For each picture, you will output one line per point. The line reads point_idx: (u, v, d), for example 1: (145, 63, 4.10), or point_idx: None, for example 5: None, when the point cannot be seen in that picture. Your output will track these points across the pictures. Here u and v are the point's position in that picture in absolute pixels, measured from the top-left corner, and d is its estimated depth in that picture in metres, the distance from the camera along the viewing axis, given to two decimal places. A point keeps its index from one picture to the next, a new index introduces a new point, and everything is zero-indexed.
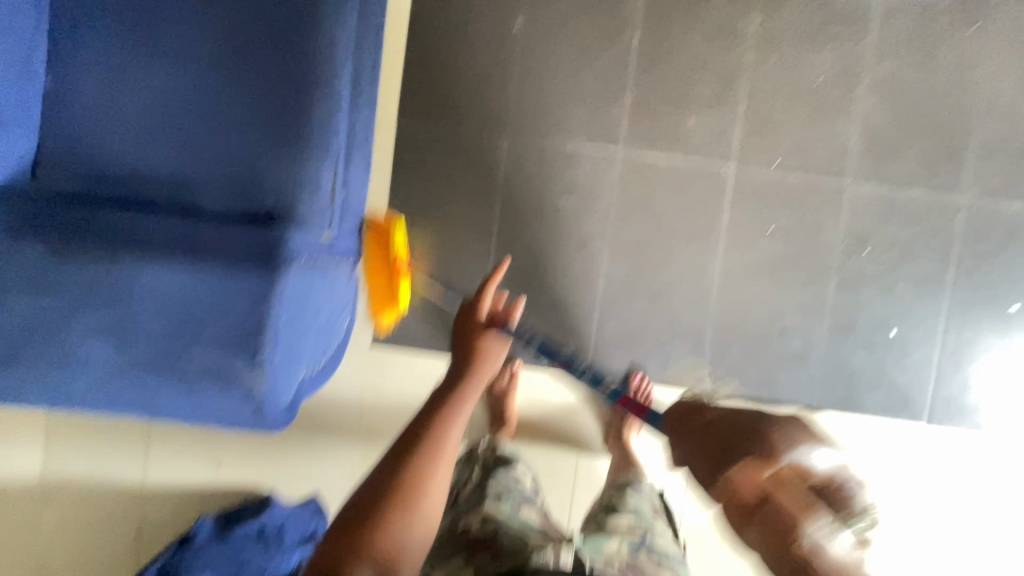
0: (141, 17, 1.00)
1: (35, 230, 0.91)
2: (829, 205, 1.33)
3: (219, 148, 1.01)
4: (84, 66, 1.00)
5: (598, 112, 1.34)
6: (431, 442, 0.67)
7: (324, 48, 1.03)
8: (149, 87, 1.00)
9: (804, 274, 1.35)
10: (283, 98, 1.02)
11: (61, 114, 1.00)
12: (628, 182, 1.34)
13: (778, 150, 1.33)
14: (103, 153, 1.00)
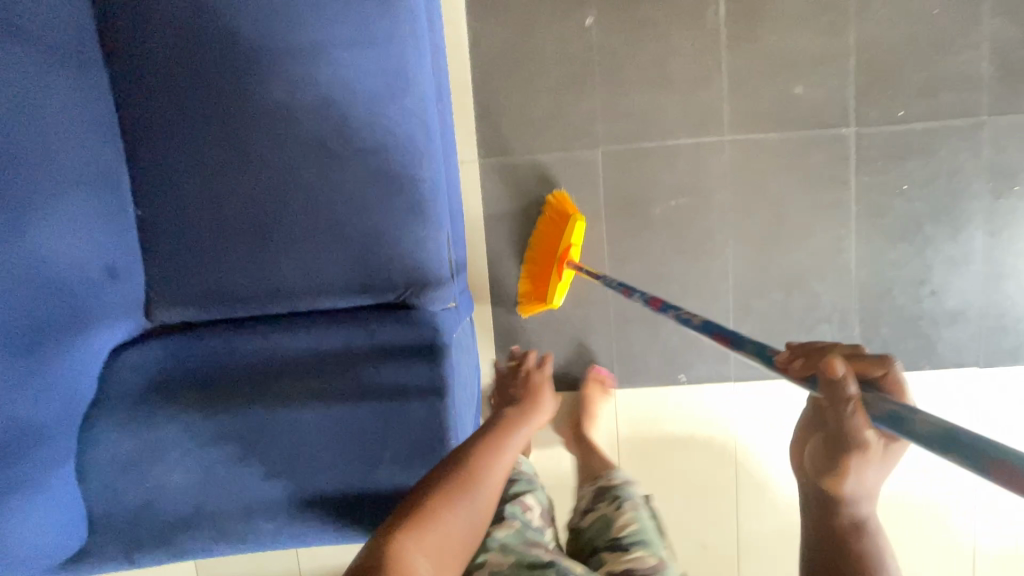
0: (214, 121, 0.89)
1: (182, 379, 0.89)
2: (966, 147, 1.21)
3: (329, 242, 0.91)
4: (168, 185, 0.90)
5: (694, 101, 1.23)
6: (478, 474, 0.69)
7: (416, 104, 0.91)
8: (239, 193, 0.90)
9: (949, 227, 1.24)
10: (384, 171, 0.90)
11: (158, 244, 0.92)
12: (739, 169, 1.24)
13: (900, 98, 1.20)
14: (213, 276, 0.92)
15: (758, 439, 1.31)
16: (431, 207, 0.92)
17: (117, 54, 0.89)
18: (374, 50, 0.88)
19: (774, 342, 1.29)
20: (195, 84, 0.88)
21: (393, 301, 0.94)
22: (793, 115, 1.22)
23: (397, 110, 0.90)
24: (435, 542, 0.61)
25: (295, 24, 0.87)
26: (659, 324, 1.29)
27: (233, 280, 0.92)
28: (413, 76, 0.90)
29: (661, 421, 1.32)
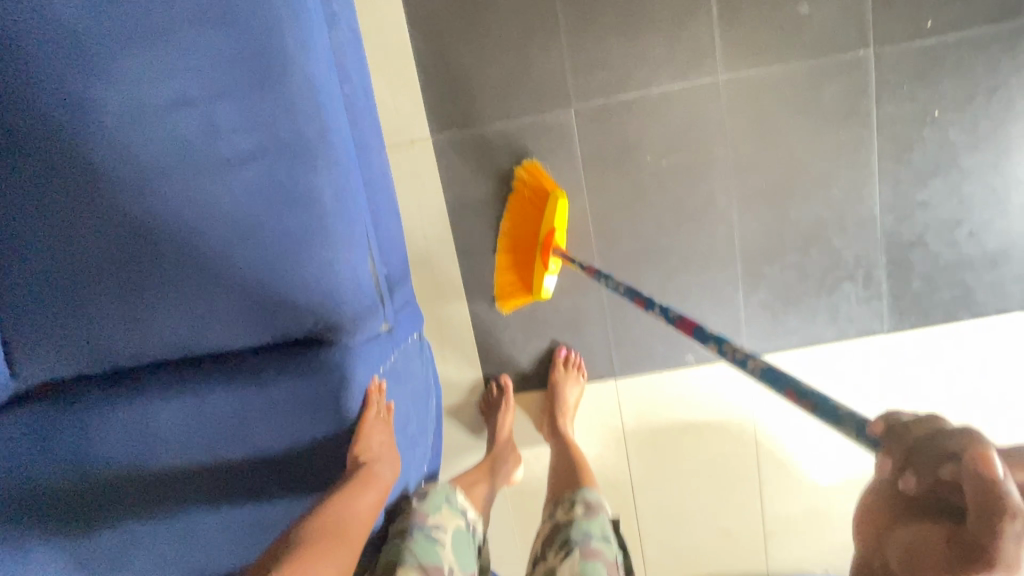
0: (39, 137, 0.71)
1: (67, 449, 0.78)
2: (1007, 58, 1.01)
3: (208, 279, 0.75)
4: (5, 223, 0.74)
5: (679, 36, 1.02)
6: (313, 539, 0.65)
7: (295, 96, 0.72)
8: (89, 227, 0.73)
9: (989, 157, 1.06)
10: (263, 187, 0.73)
11: (8, 295, 0.76)
12: (738, 113, 1.05)
13: (929, 5, 1.00)
14: (79, 327, 0.77)
15: (777, 418, 1.19)
16: (334, 227, 0.76)
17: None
18: (230, 28, 0.69)
19: (790, 310, 1.13)
20: (9, 93, 0.70)
21: (304, 338, 0.80)
22: (798, 41, 1.01)
23: (271, 104, 0.71)
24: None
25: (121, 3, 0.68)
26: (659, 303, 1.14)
27: (106, 333, 0.77)
28: (287, 60, 0.71)
29: (669, 410, 1.19)
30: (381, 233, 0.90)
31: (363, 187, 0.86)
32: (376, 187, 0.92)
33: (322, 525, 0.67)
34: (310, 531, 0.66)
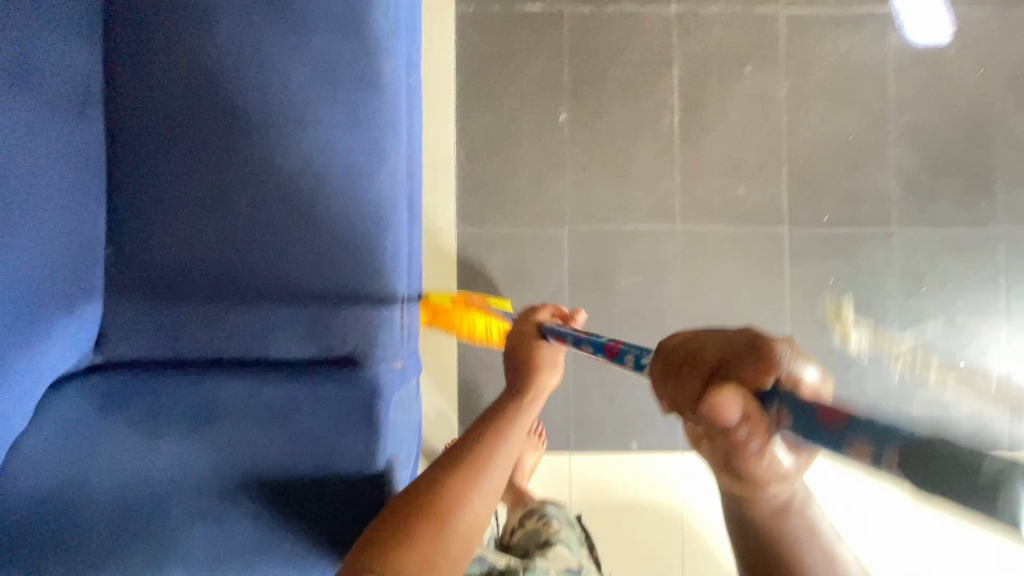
0: (197, 174, 1.00)
1: (125, 412, 0.96)
2: (881, 251, 1.39)
3: (289, 294, 1.01)
4: (145, 230, 0.99)
5: (651, 191, 1.39)
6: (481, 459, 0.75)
7: (385, 183, 1.06)
8: (210, 243, 1.00)
9: (870, 318, 1.40)
10: (346, 237, 1.03)
11: (125, 282, 0.99)
12: (690, 255, 1.39)
13: (826, 205, 1.40)
14: (171, 317, 0.99)
15: (704, 513, 1.37)
16: (388, 276, 1.04)
17: (117, 104, 0.99)
18: (355, 132, 1.04)
19: None
20: (186, 141, 1.00)
21: (341, 356, 1.04)
22: (736, 211, 1.39)
23: (366, 186, 1.05)
24: (448, 523, 0.69)
25: (287, 106, 1.02)
26: (616, 390, 1.38)
27: (190, 321, 1.00)
28: (386, 160, 1.06)
29: (615, 488, 1.37)
30: (413, 292, 1.17)
31: (410, 255, 1.15)
32: (417, 256, 1.21)
33: (483, 467, 0.74)
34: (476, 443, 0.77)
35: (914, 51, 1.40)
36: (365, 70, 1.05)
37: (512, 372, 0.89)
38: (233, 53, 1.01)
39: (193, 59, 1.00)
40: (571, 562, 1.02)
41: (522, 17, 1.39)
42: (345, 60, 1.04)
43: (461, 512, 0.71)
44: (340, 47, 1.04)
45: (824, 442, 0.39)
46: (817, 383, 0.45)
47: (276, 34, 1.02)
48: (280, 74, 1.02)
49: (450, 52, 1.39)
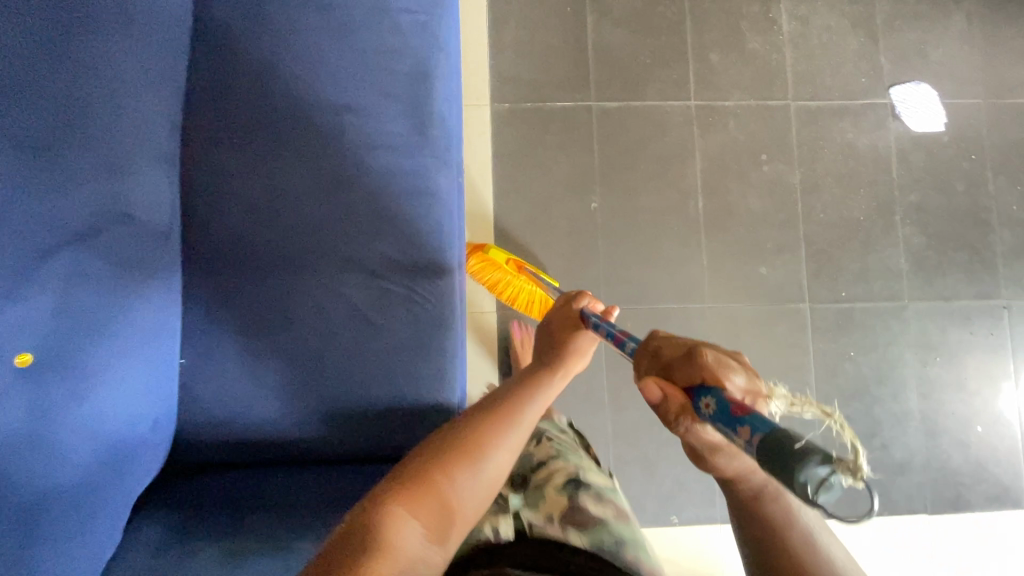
0: (274, 274, 1.05)
1: (205, 533, 0.92)
2: (897, 324, 1.48)
3: (356, 395, 1.05)
4: (220, 339, 1.03)
5: (679, 273, 1.47)
6: (487, 440, 0.77)
7: (445, 283, 1.10)
8: (281, 348, 1.04)
9: (890, 388, 1.47)
10: (409, 340, 1.07)
11: (200, 390, 1.02)
12: (719, 332, 1.46)
13: (843, 282, 1.49)
14: (245, 423, 1.03)
15: None
16: (449, 375, 1.09)
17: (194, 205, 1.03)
18: (415, 236, 1.10)
19: None
20: (262, 241, 1.05)
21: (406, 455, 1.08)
22: (759, 292, 1.47)
23: (428, 285, 1.09)
24: (444, 503, 0.70)
25: (356, 210, 1.08)
26: (653, 467, 1.42)
27: (262, 424, 1.03)
28: (445, 260, 1.11)
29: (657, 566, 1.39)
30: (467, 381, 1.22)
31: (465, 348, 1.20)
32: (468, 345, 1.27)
33: (489, 429, 0.78)
34: (482, 432, 0.78)
35: (913, 140, 1.53)
36: (428, 175, 1.11)
37: (539, 356, 0.96)
38: (307, 159, 1.07)
39: (270, 164, 1.06)
40: (569, 471, 1.05)
41: (554, 115, 1.49)
42: (406, 169, 1.10)
43: (446, 498, 0.70)
44: (405, 154, 1.11)
45: (727, 425, 0.54)
46: (750, 387, 0.58)
47: (342, 146, 1.08)
48: (350, 179, 1.08)
49: (487, 146, 1.48)
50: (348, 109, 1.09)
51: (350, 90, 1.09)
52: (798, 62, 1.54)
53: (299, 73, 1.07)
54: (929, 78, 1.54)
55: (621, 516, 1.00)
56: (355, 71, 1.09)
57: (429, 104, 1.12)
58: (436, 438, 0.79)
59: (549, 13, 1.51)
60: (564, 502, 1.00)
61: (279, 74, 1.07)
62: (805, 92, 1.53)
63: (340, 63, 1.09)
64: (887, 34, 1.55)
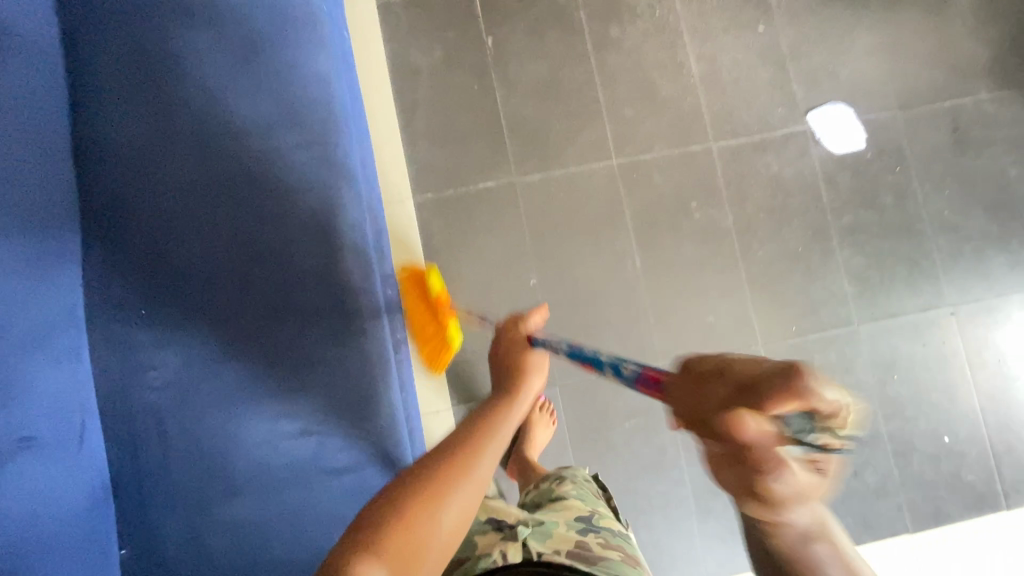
0: (217, 353, 1.08)
1: None
2: (850, 349, 1.48)
3: (298, 507, 1.05)
4: (151, 479, 1.05)
5: (628, 334, 1.47)
6: (454, 486, 0.66)
7: (370, 376, 1.10)
8: (214, 474, 1.05)
9: None
10: (341, 439, 1.09)
11: (140, 533, 1.05)
12: None
13: (791, 316, 1.49)
14: (186, 559, 1.03)
15: None
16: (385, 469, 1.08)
17: (127, 295, 1.09)
18: (332, 335, 1.09)
19: (734, 538, 1.43)
20: (202, 324, 1.08)
21: None
22: (711, 341, 1.47)
23: (366, 347, 1.10)
24: (414, 545, 0.61)
25: (273, 317, 1.09)
26: (633, 537, 1.41)
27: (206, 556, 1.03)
28: (367, 353, 1.10)
29: None
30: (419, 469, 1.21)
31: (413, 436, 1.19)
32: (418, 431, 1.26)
33: (451, 473, 0.67)
34: (448, 478, 0.66)
35: (838, 161, 1.53)
36: (355, 240, 1.12)
37: (500, 378, 0.91)
38: (235, 239, 1.10)
39: (201, 247, 1.09)
40: (581, 513, 1.06)
41: (478, 198, 1.48)
42: (314, 268, 1.10)
43: (415, 540, 0.62)
44: (329, 220, 1.11)
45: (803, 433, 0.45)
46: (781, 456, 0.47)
47: (245, 260, 1.09)
48: (280, 250, 1.10)
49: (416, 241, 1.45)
50: (269, 182, 1.10)
51: (256, 183, 1.10)
52: (712, 102, 1.53)
53: (219, 156, 1.10)
54: (842, 97, 1.54)
55: (629, 562, 0.96)
56: (270, 147, 1.11)
57: (333, 197, 1.12)
58: (401, 481, 0.67)
59: (457, 96, 1.49)
60: (574, 538, 0.98)
61: (198, 159, 1.10)
62: (725, 130, 1.52)
63: (255, 141, 1.11)
64: (796, 60, 1.55)
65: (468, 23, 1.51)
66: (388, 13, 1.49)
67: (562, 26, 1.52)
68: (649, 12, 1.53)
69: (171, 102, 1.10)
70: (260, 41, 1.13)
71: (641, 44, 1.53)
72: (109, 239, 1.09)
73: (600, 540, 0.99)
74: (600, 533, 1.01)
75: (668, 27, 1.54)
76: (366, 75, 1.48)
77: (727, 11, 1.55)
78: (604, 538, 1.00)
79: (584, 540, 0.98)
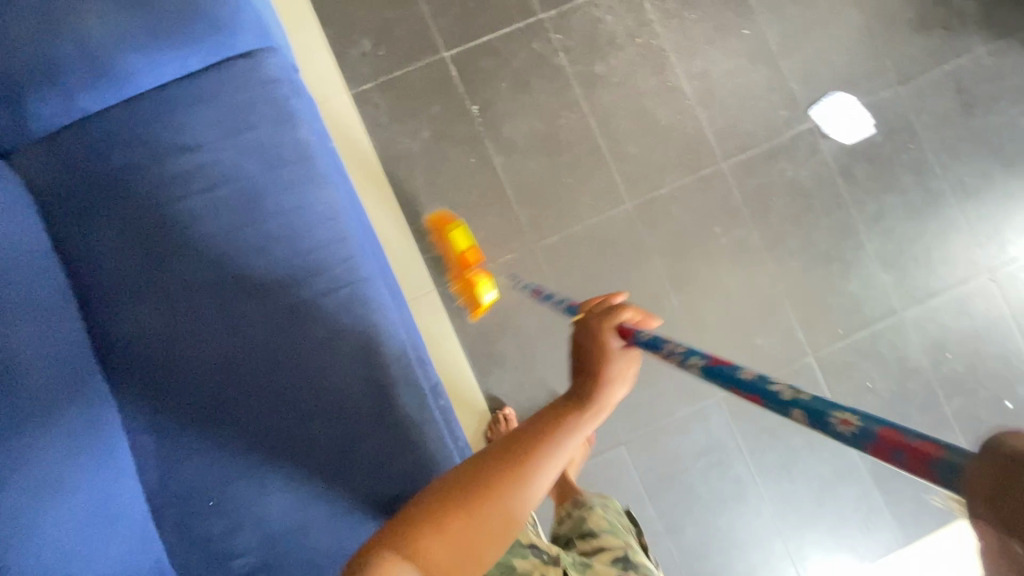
0: (285, 493, 1.02)
1: None
2: (899, 338, 1.47)
3: None
4: None
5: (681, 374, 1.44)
6: (508, 492, 0.64)
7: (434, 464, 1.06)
8: None
9: (916, 399, 1.46)
10: None
11: None
12: (739, 417, 1.44)
13: (835, 319, 1.47)
14: None
15: None
16: None
17: (192, 478, 1.02)
18: (389, 432, 1.05)
19: (826, 551, 1.43)
20: (277, 486, 1.03)
21: None
22: (763, 363, 1.45)
23: (424, 435, 1.07)
24: (444, 553, 0.61)
25: (323, 429, 1.04)
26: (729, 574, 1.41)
27: None
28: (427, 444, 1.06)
29: None
30: None
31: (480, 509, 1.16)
32: None
33: (519, 472, 0.64)
34: (500, 482, 0.64)
35: (851, 151, 1.49)
36: (385, 334, 1.09)
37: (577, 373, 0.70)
38: (287, 394, 1.04)
39: (241, 390, 1.04)
40: (617, 547, 1.00)
41: (501, 273, 1.42)
42: (355, 370, 1.06)
43: (467, 538, 0.62)
44: (365, 333, 1.08)
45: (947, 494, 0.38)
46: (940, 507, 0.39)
47: (282, 379, 1.04)
48: (317, 367, 1.05)
49: (448, 332, 1.40)
50: (308, 328, 1.06)
51: (274, 299, 1.06)
52: (714, 118, 1.48)
53: (229, 278, 1.05)
54: (841, 84, 1.50)
55: None
56: (299, 291, 1.07)
57: (353, 295, 1.09)
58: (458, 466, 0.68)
59: (455, 173, 1.43)
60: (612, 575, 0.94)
61: (228, 322, 1.04)
62: (733, 145, 1.47)
63: (281, 289, 1.06)
64: (787, 56, 1.50)
65: (450, 93, 1.44)
66: (366, 103, 1.43)
67: (545, 75, 1.46)
68: (629, 41, 1.48)
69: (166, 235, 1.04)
70: (241, 155, 1.07)
71: (629, 76, 1.47)
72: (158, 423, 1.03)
73: None
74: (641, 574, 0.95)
75: (652, 52, 1.48)
76: (358, 173, 1.41)
77: (710, 19, 1.49)
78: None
79: None
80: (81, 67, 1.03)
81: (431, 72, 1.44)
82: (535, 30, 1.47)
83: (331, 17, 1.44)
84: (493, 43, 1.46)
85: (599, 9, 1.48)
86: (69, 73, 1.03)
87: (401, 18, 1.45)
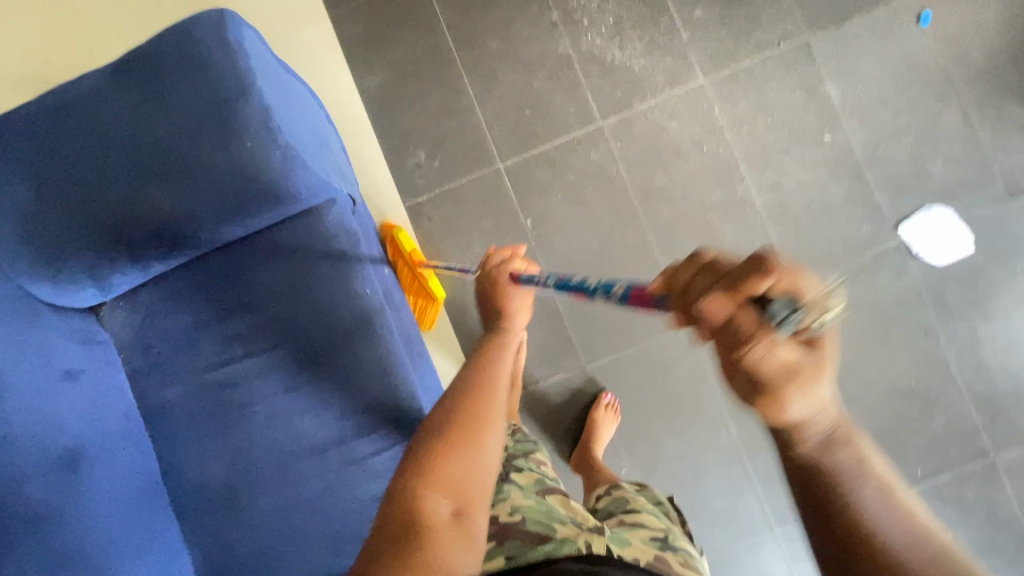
0: (305, 550, 1.04)
1: None
2: (990, 484, 1.33)
3: None
4: None
5: (735, 506, 1.37)
6: (461, 437, 0.79)
7: None
8: None
9: (1006, 554, 1.32)
10: None
11: None
12: (797, 557, 1.36)
13: (913, 458, 1.34)
14: None
15: None
16: None
17: (221, 523, 1.05)
18: None
19: None
20: None
21: None
22: None
23: None
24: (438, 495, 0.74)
25: (346, 493, 1.06)
26: None
27: None
28: None
29: None
30: None
31: None
32: None
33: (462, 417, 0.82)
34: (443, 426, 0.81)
35: (944, 274, 1.34)
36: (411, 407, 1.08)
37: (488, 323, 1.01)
38: (333, 531, 1.05)
39: (271, 447, 1.06)
40: (658, 529, 1.02)
41: (551, 395, 1.41)
42: (378, 440, 1.07)
43: (450, 475, 0.76)
44: (390, 404, 1.07)
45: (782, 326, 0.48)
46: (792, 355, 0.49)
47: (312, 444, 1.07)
48: (345, 432, 1.07)
49: None
50: (359, 448, 1.07)
51: (304, 365, 1.08)
52: (786, 234, 1.37)
53: (264, 340, 1.08)
54: (936, 197, 1.35)
55: None
56: (328, 354, 1.07)
57: (380, 365, 1.07)
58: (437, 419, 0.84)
59: None
60: (653, 551, 0.94)
61: (284, 458, 1.06)
62: (805, 263, 1.36)
63: (339, 444, 1.07)
64: (873, 164, 1.36)
65: (503, 206, 1.42)
66: (418, 215, 1.43)
67: (602, 187, 1.41)
68: (694, 150, 1.39)
69: (208, 295, 1.08)
70: (277, 218, 1.07)
71: (692, 186, 1.39)
72: (222, 573, 1.05)
73: (678, 558, 0.95)
74: (677, 552, 0.97)
75: (719, 160, 1.38)
76: None
77: (786, 125, 1.38)
78: (682, 557, 0.97)
79: (663, 555, 0.94)
80: (148, 232, 1.01)
81: (485, 184, 1.42)
82: (594, 139, 1.41)
83: (385, 125, 1.43)
84: (549, 153, 1.42)
85: (663, 114, 1.40)
86: (138, 240, 1.01)
87: (455, 128, 1.43)
